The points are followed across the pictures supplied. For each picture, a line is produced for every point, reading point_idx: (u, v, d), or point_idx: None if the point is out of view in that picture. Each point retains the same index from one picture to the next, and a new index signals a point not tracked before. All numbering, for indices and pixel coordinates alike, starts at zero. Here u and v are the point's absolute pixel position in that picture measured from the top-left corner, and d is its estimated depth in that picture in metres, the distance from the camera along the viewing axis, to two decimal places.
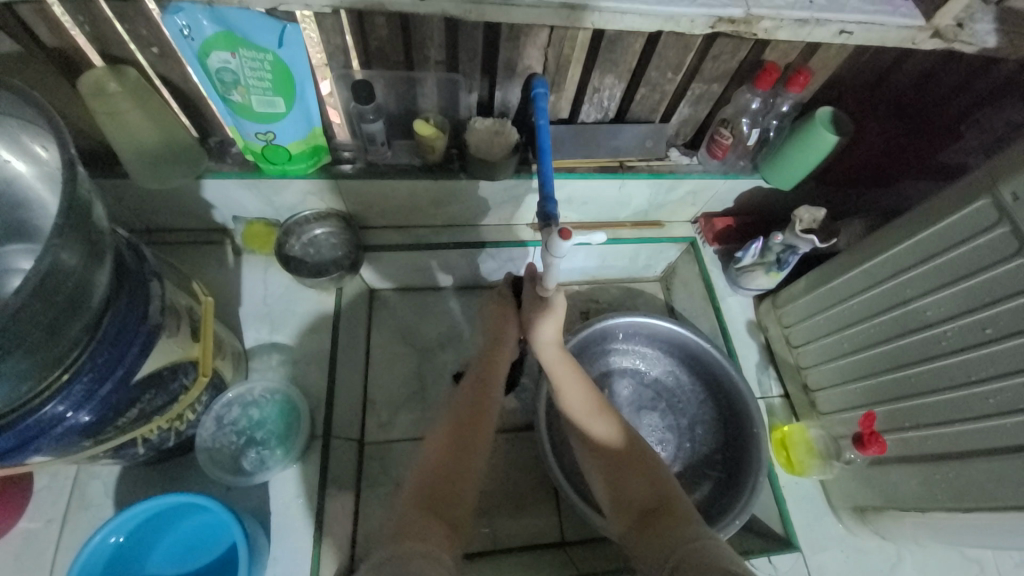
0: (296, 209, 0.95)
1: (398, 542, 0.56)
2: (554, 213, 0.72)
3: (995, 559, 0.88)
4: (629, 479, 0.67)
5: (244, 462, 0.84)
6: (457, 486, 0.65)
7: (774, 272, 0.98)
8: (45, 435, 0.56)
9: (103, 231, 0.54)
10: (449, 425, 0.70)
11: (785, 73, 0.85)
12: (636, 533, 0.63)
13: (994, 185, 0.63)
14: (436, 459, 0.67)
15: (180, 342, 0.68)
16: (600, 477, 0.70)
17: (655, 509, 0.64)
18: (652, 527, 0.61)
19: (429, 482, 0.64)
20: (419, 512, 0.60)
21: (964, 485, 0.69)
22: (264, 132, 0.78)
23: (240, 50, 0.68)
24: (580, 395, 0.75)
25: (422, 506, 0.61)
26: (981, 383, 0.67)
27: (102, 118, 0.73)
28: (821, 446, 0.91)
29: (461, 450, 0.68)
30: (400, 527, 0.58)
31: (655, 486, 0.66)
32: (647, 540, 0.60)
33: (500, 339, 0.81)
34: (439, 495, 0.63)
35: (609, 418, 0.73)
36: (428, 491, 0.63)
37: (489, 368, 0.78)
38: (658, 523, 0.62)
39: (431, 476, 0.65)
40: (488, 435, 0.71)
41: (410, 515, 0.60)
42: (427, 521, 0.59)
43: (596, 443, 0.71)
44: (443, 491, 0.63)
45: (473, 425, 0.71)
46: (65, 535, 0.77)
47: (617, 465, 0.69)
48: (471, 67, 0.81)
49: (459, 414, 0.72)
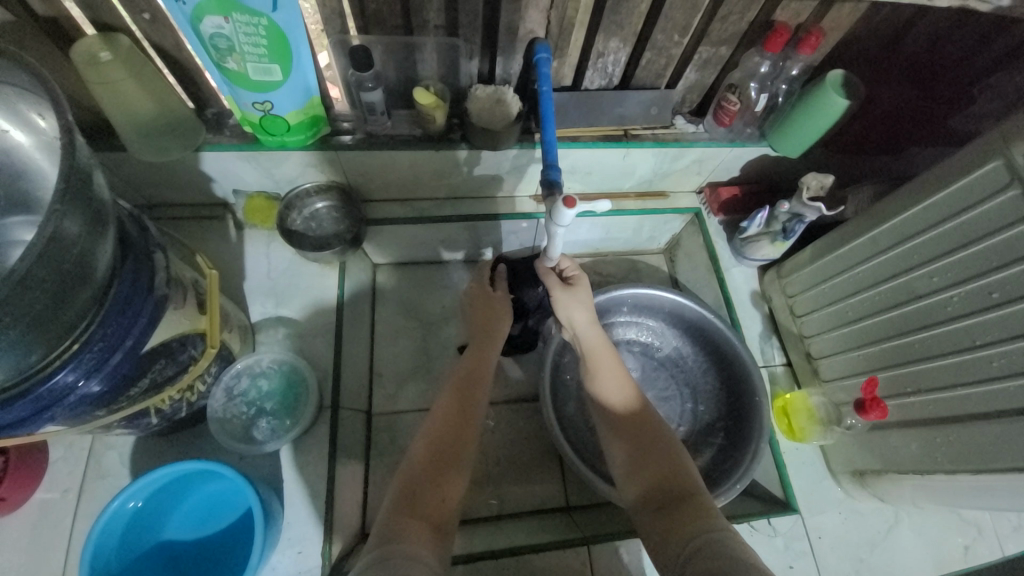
0: (296, 182, 0.95)
1: (392, 542, 0.53)
2: (558, 181, 0.71)
3: (992, 522, 0.90)
4: (650, 468, 0.65)
5: (254, 432, 0.85)
6: (445, 480, 0.63)
7: (779, 242, 0.97)
8: (59, 403, 0.57)
9: (105, 200, 0.54)
10: (441, 417, 0.69)
11: (796, 34, 0.82)
12: (653, 524, 0.61)
13: (1007, 146, 0.61)
14: (427, 453, 0.65)
15: (187, 314, 0.68)
16: (620, 463, 0.69)
17: (675, 501, 0.61)
18: (670, 519, 0.59)
19: (419, 479, 0.62)
20: (407, 513, 0.58)
21: (964, 449, 0.70)
22: (261, 102, 0.76)
23: (233, 15, 0.66)
24: (623, 383, 0.75)
25: (409, 508, 0.59)
26: (984, 347, 0.67)
27: (95, 87, 0.71)
28: (822, 413, 0.92)
29: (449, 447, 0.66)
30: (392, 525, 0.56)
31: (676, 479, 0.63)
32: (663, 527, 0.59)
33: (496, 329, 0.83)
34: (424, 495, 0.60)
35: (633, 397, 0.74)
36: (418, 485, 0.61)
37: (475, 365, 0.77)
38: (675, 510, 0.60)
39: (419, 471, 0.63)
40: (475, 432, 0.69)
41: (400, 515, 0.58)
42: (410, 525, 0.56)
43: (620, 430, 0.71)
44: (429, 490, 0.61)
45: (461, 421, 0.69)
46: (83, 504, 0.80)
47: (641, 454, 0.67)
48: (472, 31, 0.79)
49: (450, 411, 0.70)
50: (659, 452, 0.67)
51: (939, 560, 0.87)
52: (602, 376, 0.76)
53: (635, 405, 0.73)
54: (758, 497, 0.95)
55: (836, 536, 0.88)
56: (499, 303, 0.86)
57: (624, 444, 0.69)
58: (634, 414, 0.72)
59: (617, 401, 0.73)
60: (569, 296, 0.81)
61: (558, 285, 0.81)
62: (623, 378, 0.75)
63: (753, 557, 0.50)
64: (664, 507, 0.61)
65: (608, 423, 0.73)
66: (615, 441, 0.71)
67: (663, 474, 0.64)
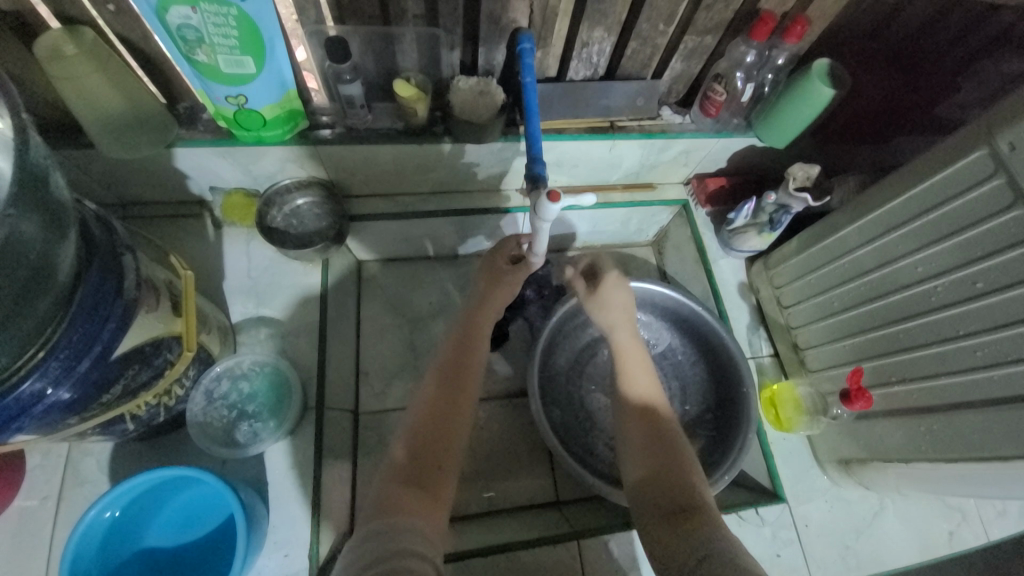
0: (275, 178, 0.92)
1: (384, 517, 0.54)
2: (542, 174, 0.69)
3: (975, 507, 0.92)
4: (661, 472, 0.64)
5: (237, 435, 0.84)
6: (441, 452, 0.63)
7: (767, 233, 0.97)
8: (26, 414, 0.55)
9: (65, 201, 0.52)
10: (433, 389, 0.68)
11: (781, 23, 0.82)
12: (657, 526, 0.59)
13: (991, 135, 0.61)
14: (418, 428, 0.64)
15: (161, 317, 0.66)
16: (631, 464, 0.68)
17: (684, 508, 0.60)
18: (679, 525, 0.58)
19: (409, 461, 0.61)
20: (402, 486, 0.58)
21: (948, 436, 0.70)
22: (234, 96, 0.73)
23: (201, 4, 0.63)
24: (642, 381, 0.74)
25: (403, 482, 0.59)
26: (968, 337, 0.67)
27: (60, 83, 0.68)
28: (810, 404, 0.93)
29: (445, 416, 0.65)
30: (384, 497, 0.57)
31: (686, 486, 0.62)
32: (670, 533, 0.57)
33: (484, 301, 0.79)
34: (421, 470, 0.61)
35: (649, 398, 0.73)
36: (411, 466, 0.61)
37: (471, 333, 0.75)
38: (684, 520, 0.58)
39: (404, 457, 0.62)
40: (471, 400, 0.69)
41: (392, 489, 0.58)
42: (407, 496, 0.57)
43: (640, 429, 0.70)
44: (427, 464, 0.61)
45: (457, 391, 0.68)
46: (62, 511, 0.77)
47: (656, 456, 0.66)
48: (452, 21, 0.77)
49: (441, 381, 0.69)
50: (676, 456, 0.66)
51: (924, 545, 0.88)
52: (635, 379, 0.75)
53: (658, 407, 0.72)
54: (746, 488, 0.95)
55: (823, 525, 0.89)
56: (507, 279, 0.79)
57: (641, 445, 0.68)
58: (646, 414, 0.71)
59: (643, 405, 0.72)
60: (600, 299, 0.81)
61: (587, 290, 0.83)
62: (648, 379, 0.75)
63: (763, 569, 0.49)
64: (671, 514, 0.60)
65: (626, 421, 0.72)
66: (632, 437, 0.70)
67: (677, 479, 0.63)
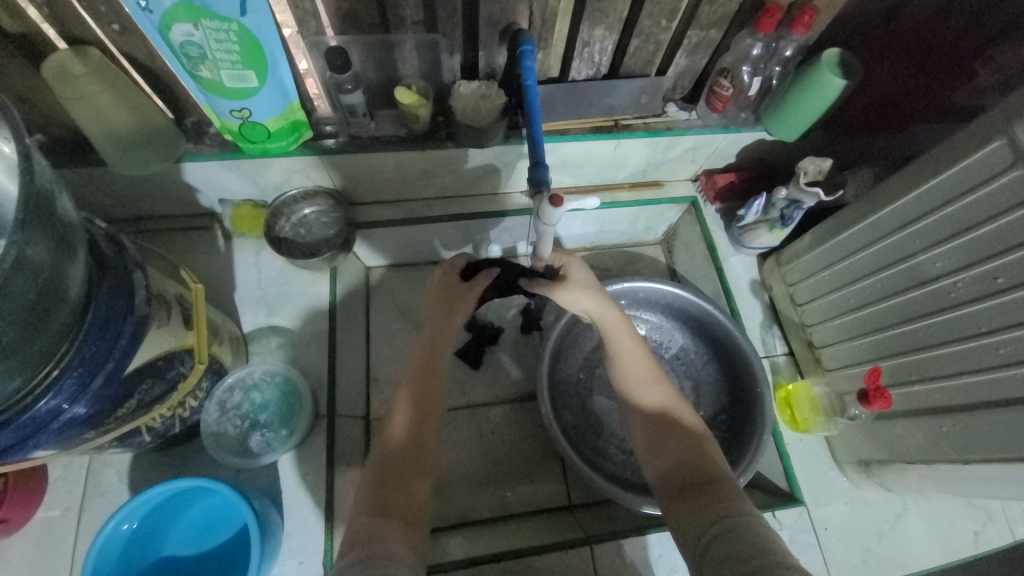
0: (282, 188, 0.93)
1: (368, 544, 0.57)
2: (546, 178, 0.68)
3: (1001, 507, 0.88)
4: (673, 453, 0.65)
5: (250, 444, 0.85)
6: (411, 477, 0.66)
7: (778, 229, 0.94)
8: (44, 430, 0.57)
9: (73, 222, 0.53)
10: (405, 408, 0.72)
11: (788, 14, 0.80)
12: (673, 503, 0.61)
13: (1009, 124, 0.59)
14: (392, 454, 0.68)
15: (172, 331, 0.67)
16: (642, 447, 0.69)
17: (699, 482, 0.61)
18: (692, 502, 0.59)
19: (385, 483, 0.65)
20: (378, 516, 0.61)
21: (972, 438, 0.68)
22: (238, 110, 0.74)
23: (203, 21, 0.63)
24: (641, 362, 0.72)
25: (378, 510, 0.62)
26: (990, 334, 0.65)
27: (69, 104, 0.70)
28: (826, 404, 0.91)
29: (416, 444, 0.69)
30: (366, 527, 0.59)
31: (700, 461, 0.63)
32: (688, 509, 0.59)
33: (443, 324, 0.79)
34: (394, 495, 0.64)
35: (651, 378, 0.71)
36: (379, 491, 0.64)
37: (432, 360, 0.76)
38: (699, 494, 0.59)
39: (386, 476, 0.66)
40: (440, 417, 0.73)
41: (369, 519, 0.60)
42: (386, 525, 0.60)
43: (644, 412, 0.70)
44: (399, 488, 0.64)
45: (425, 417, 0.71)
46: (84, 521, 0.80)
47: (666, 438, 0.67)
48: (451, 26, 0.76)
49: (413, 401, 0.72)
50: (683, 436, 0.66)
51: (950, 547, 0.86)
52: (625, 363, 0.72)
53: (662, 387, 0.71)
54: (763, 490, 0.93)
55: (842, 527, 0.87)
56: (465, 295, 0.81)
57: (647, 428, 0.69)
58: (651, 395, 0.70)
59: (642, 390, 0.71)
60: (568, 288, 0.76)
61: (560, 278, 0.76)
62: (645, 360, 0.73)
63: (780, 546, 0.50)
64: (687, 489, 0.61)
65: (630, 408, 0.71)
66: (640, 424, 0.70)
67: (688, 458, 0.64)
